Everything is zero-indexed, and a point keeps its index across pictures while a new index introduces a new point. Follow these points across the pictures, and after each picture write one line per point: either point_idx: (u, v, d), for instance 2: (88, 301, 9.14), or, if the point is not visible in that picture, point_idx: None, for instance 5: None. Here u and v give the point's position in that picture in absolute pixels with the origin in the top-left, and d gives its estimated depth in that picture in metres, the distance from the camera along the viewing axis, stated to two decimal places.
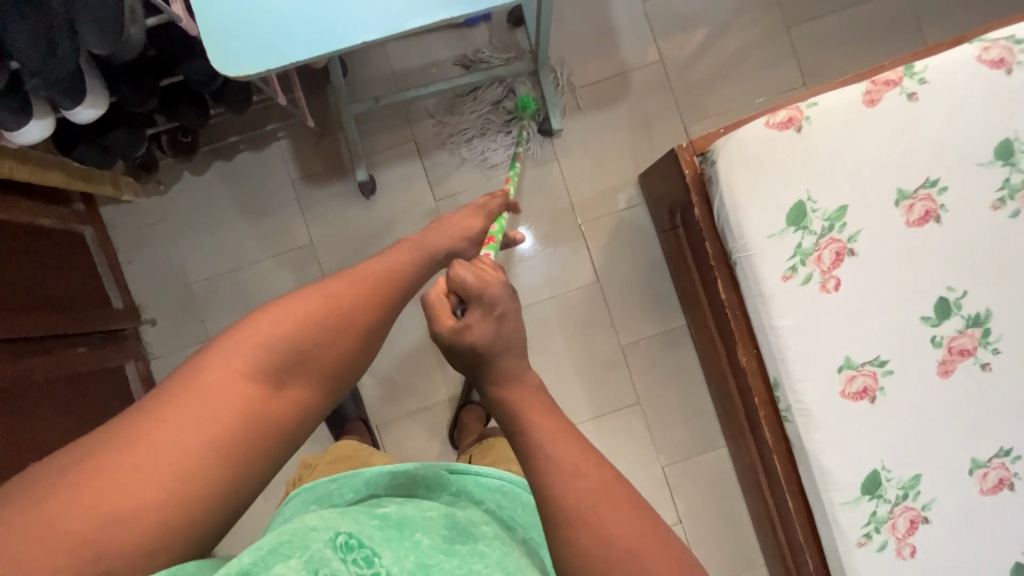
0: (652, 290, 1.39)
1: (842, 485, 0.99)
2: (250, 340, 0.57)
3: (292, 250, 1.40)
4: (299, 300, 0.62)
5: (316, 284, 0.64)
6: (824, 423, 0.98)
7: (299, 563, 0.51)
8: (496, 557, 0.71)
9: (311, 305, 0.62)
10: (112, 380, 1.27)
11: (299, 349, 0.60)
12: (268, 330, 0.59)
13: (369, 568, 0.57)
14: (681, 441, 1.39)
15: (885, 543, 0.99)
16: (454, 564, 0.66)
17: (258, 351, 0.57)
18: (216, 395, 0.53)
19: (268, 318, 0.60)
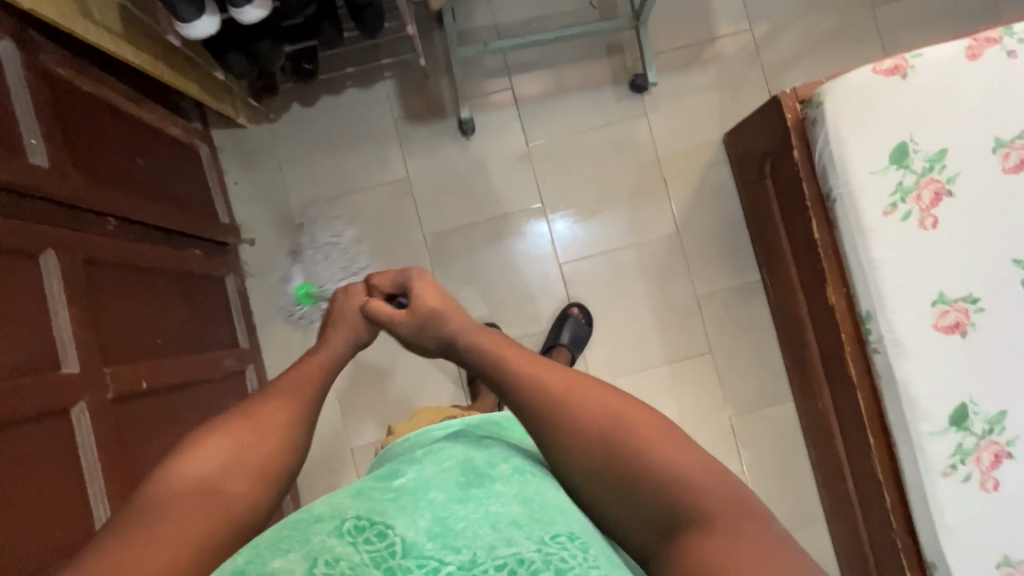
0: (731, 246, 1.45)
1: (930, 415, 1.03)
2: (186, 471, 0.59)
3: (387, 183, 1.47)
4: (239, 415, 0.65)
5: (239, 408, 0.66)
6: (915, 353, 1.03)
7: (297, 555, 0.52)
8: (513, 492, 0.62)
9: (235, 429, 0.63)
10: (217, 288, 1.34)
11: (227, 467, 0.61)
12: (192, 463, 0.60)
13: (382, 542, 0.55)
14: (749, 392, 1.44)
15: (969, 475, 1.03)
16: (470, 511, 0.59)
17: (189, 483, 0.58)
18: (166, 518, 0.54)
19: (191, 451, 0.61)
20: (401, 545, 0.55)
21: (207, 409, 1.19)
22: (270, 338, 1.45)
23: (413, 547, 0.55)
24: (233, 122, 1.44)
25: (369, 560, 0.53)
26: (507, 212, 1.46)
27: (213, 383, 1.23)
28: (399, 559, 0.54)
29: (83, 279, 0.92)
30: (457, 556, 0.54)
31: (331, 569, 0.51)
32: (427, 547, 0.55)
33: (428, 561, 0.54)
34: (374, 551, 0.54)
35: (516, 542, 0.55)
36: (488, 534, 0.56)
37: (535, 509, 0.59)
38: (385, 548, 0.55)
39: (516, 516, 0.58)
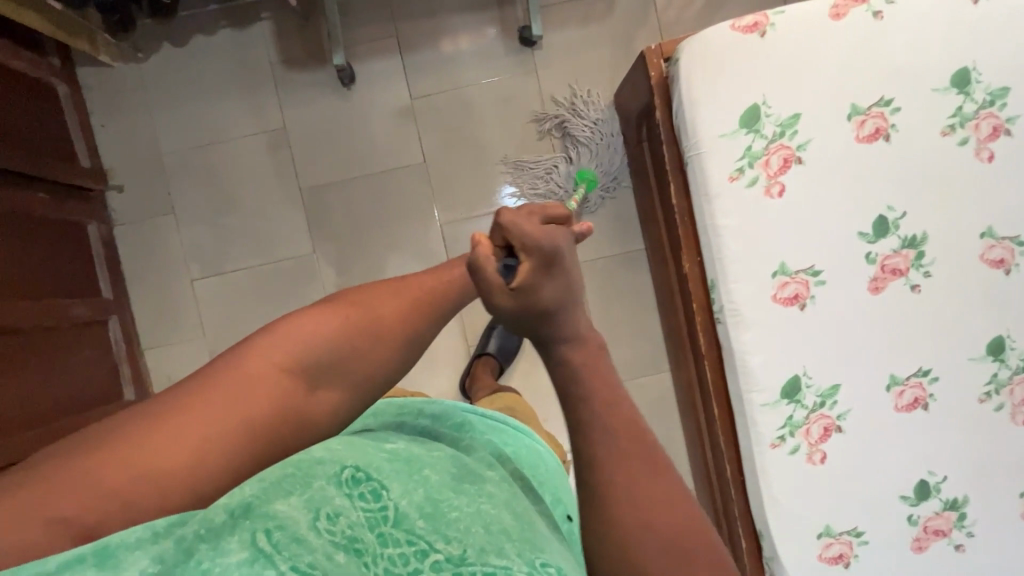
0: (615, 213, 1.42)
1: (763, 387, 1.02)
2: (283, 348, 0.58)
3: (262, 133, 1.40)
4: (303, 317, 0.61)
5: (360, 296, 0.64)
6: (753, 324, 1.01)
7: (299, 500, 0.56)
8: (501, 497, 0.68)
9: (346, 313, 0.61)
10: (73, 234, 1.28)
11: (330, 360, 0.60)
12: (303, 338, 0.59)
13: (376, 503, 0.60)
14: (627, 361, 1.43)
15: (796, 448, 1.02)
16: (461, 502, 0.64)
17: (282, 363, 0.57)
18: (239, 397, 0.55)
19: (305, 324, 0.60)
20: (392, 513, 0.60)
21: (50, 357, 1.16)
22: (140, 289, 1.41)
23: (404, 519, 0.59)
24: (97, 60, 1.36)
25: (365, 520, 0.58)
26: (388, 168, 1.41)
27: (56, 332, 1.19)
28: (390, 527, 0.58)
29: None
30: (446, 546, 0.56)
31: (334, 526, 0.55)
32: (418, 525, 0.59)
33: (419, 541, 0.57)
34: (369, 513, 0.59)
35: (507, 555, 0.56)
36: (479, 535, 0.59)
37: (525, 526, 0.62)
38: (379, 512, 0.59)
39: (507, 526, 0.61)
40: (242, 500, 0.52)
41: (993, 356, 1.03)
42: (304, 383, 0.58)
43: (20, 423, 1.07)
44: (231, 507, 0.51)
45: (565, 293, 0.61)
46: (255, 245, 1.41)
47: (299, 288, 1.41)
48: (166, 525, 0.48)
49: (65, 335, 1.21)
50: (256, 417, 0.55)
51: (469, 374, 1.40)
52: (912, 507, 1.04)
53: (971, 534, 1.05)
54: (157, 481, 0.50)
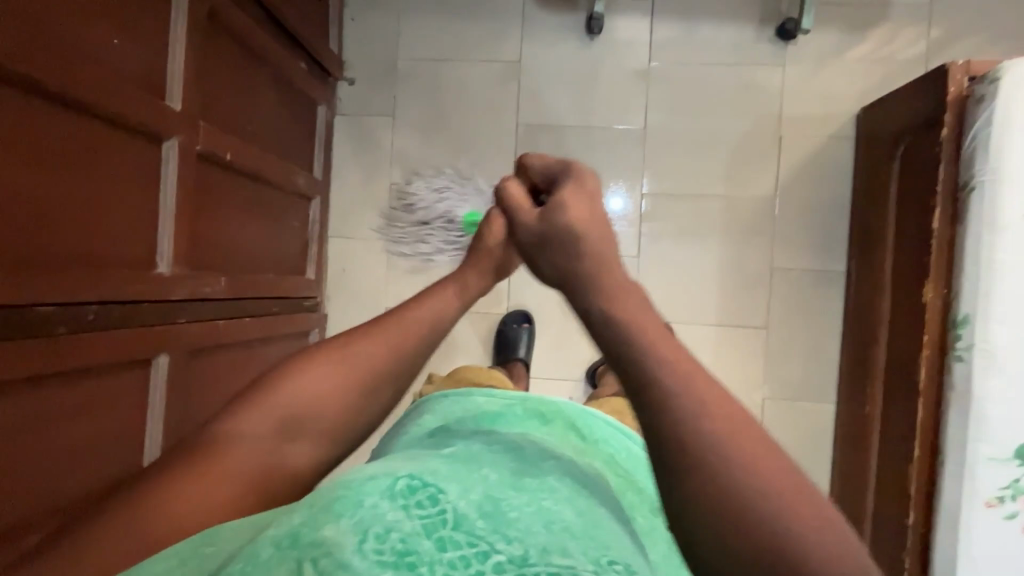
0: (823, 226, 1.35)
1: (996, 440, 0.95)
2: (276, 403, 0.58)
3: (497, 61, 1.42)
4: (303, 369, 0.60)
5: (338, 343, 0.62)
6: (1004, 371, 0.94)
7: (347, 523, 0.47)
8: (566, 493, 0.61)
9: (330, 366, 0.60)
10: (308, 111, 1.34)
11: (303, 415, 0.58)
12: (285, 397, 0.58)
13: (434, 508, 0.51)
14: (792, 380, 1.37)
15: (1015, 514, 0.95)
16: (522, 501, 0.57)
17: (267, 418, 0.57)
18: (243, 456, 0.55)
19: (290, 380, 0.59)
20: (452, 515, 0.51)
21: (271, 213, 1.20)
22: (341, 179, 1.46)
23: (464, 521, 0.50)
24: None
25: (420, 528, 0.48)
26: (608, 125, 1.40)
27: (280, 194, 1.23)
28: (449, 531, 0.49)
29: (203, 30, 0.92)
30: (508, 546, 0.49)
31: (383, 542, 0.45)
32: (477, 525, 0.50)
33: (479, 541, 0.48)
34: (427, 518, 0.50)
35: (571, 554, 0.49)
36: (542, 534, 0.52)
37: (590, 523, 0.56)
38: (437, 515, 0.50)
39: (570, 524, 0.54)
40: (290, 530, 0.46)
41: None
42: (300, 434, 0.58)
43: (245, 267, 1.10)
44: (278, 539, 0.46)
45: None
46: (459, 167, 1.44)
47: None
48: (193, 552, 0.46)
49: (284, 199, 1.25)
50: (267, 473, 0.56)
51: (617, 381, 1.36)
52: None
53: None
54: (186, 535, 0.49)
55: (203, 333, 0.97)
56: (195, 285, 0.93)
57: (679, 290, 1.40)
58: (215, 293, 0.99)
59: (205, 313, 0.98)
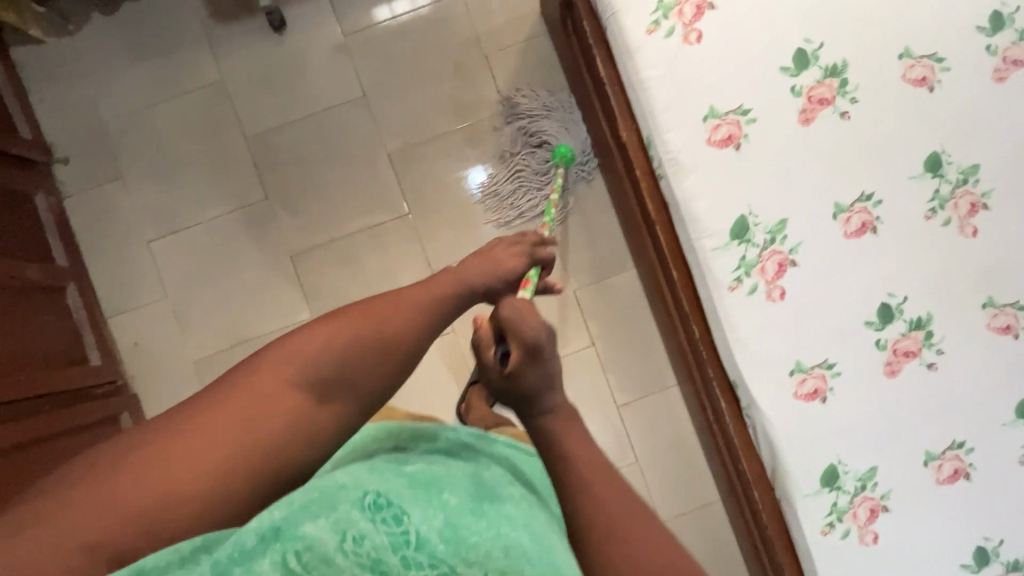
0: (559, 118, 1.41)
1: (712, 231, 1.03)
2: (297, 353, 0.61)
3: (202, 87, 1.42)
4: (310, 329, 0.64)
5: (360, 305, 0.68)
6: (693, 171, 1.02)
7: (326, 522, 0.57)
8: (522, 516, 0.69)
9: (350, 322, 0.65)
10: (20, 202, 1.28)
11: (327, 369, 0.62)
12: (296, 346, 0.62)
13: (398, 527, 0.60)
14: (591, 264, 1.44)
15: (755, 287, 1.03)
16: (481, 525, 0.66)
17: (288, 369, 0.60)
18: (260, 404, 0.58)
19: (301, 335, 0.63)
20: (415, 537, 0.60)
21: (4, 313, 1.13)
22: (97, 258, 1.41)
23: (427, 543, 0.60)
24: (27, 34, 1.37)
25: (388, 543, 0.58)
26: (333, 105, 1.43)
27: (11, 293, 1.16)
28: (412, 551, 0.59)
29: None
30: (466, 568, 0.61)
31: (359, 547, 0.57)
32: (439, 549, 0.61)
33: (441, 565, 0.59)
34: (393, 535, 0.59)
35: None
36: (496, 560, 0.62)
37: (538, 547, 0.65)
38: (401, 536, 0.60)
39: (525, 548, 0.64)
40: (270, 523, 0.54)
41: (931, 173, 1.05)
42: (315, 396, 0.61)
43: None
44: (260, 530, 0.53)
45: (543, 379, 0.67)
46: (210, 200, 1.42)
47: (258, 238, 1.42)
48: (191, 549, 0.50)
49: (20, 296, 1.18)
50: (287, 424, 0.58)
51: (463, 401, 1.35)
52: (878, 332, 1.04)
53: (942, 352, 1.04)
54: (197, 493, 0.52)
55: None
56: None
57: (461, 226, 1.43)
58: None
59: None
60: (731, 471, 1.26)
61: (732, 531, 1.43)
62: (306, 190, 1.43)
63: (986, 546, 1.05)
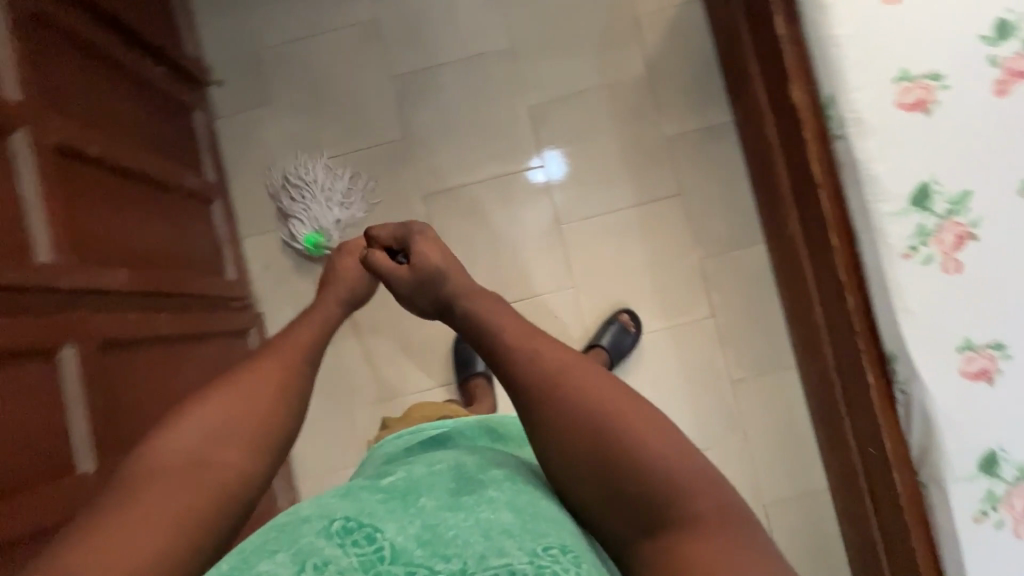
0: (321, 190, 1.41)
1: (891, 195, 1.00)
2: (235, 400, 0.63)
3: (356, 25, 1.46)
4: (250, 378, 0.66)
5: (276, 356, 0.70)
6: (877, 132, 1.00)
7: (285, 556, 0.50)
8: (505, 496, 0.58)
9: (274, 376, 0.67)
10: (182, 116, 1.33)
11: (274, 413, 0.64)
12: (239, 392, 0.64)
13: (369, 546, 0.51)
14: (720, 234, 1.42)
15: (930, 257, 1.00)
16: (461, 518, 0.55)
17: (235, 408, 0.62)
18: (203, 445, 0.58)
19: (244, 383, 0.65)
20: (389, 550, 0.51)
21: (166, 213, 1.18)
22: (238, 179, 1.46)
23: (403, 553, 0.51)
24: None
25: (358, 563, 0.49)
26: (478, 52, 1.45)
27: (173, 196, 1.22)
28: (387, 565, 0.50)
29: (35, 36, 0.94)
30: (446, 564, 0.50)
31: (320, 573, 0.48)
32: (417, 555, 0.51)
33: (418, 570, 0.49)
34: (363, 555, 0.50)
35: (507, 551, 0.51)
36: (480, 543, 0.52)
37: (531, 520, 0.55)
38: (374, 553, 0.50)
39: (508, 525, 0.54)
40: None
41: None
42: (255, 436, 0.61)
43: (149, 261, 1.09)
44: None
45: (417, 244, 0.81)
46: (349, 134, 1.45)
47: (392, 175, 1.45)
48: None
49: (178, 201, 1.23)
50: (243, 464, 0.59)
51: None
52: None
53: None
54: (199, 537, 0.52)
55: (111, 325, 0.95)
56: (86, 276, 0.91)
57: (592, 184, 1.43)
58: (117, 289, 0.97)
59: (106, 307, 0.96)
60: (859, 453, 1.22)
61: (836, 521, 1.39)
62: (443, 134, 1.45)
63: None
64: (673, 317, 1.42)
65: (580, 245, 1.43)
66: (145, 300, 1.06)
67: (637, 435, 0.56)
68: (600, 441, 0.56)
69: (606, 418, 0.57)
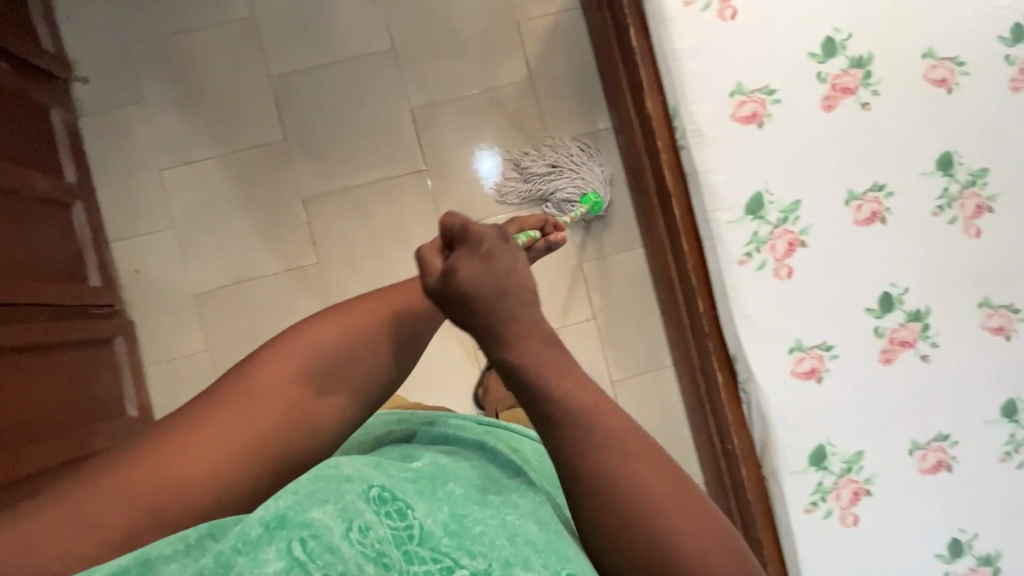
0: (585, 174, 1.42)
1: (728, 204, 1.05)
2: (296, 353, 0.62)
3: (232, 22, 1.41)
4: (286, 342, 0.63)
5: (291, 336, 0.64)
6: (716, 143, 1.05)
7: (333, 508, 0.52)
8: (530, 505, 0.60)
9: (294, 351, 0.62)
10: (37, 114, 1.27)
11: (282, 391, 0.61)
12: (268, 368, 0.61)
13: (403, 522, 0.54)
14: (601, 237, 1.45)
15: (764, 263, 1.05)
16: (487, 514, 0.58)
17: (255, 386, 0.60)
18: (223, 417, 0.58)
19: (282, 348, 0.63)
20: (418, 530, 0.54)
21: (14, 218, 1.12)
22: (106, 180, 1.39)
23: (429, 538, 0.54)
24: None
25: (390, 538, 0.53)
26: (359, 54, 1.43)
27: (23, 199, 1.15)
28: (416, 546, 0.54)
29: None
30: (472, 560, 0.54)
31: (365, 538, 0.51)
32: (444, 542, 0.54)
33: (445, 558, 0.53)
34: (395, 530, 0.54)
35: (531, 565, 0.54)
36: (506, 547, 0.55)
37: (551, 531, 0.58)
38: (404, 531, 0.54)
39: (533, 536, 0.57)
40: (276, 512, 0.50)
41: (942, 170, 1.08)
42: (311, 392, 0.62)
43: None
44: (266, 519, 0.50)
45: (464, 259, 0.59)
46: (227, 135, 1.41)
47: (272, 177, 1.41)
48: (197, 537, 0.51)
49: (29, 205, 1.17)
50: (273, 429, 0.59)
51: (485, 382, 1.41)
52: (877, 319, 1.07)
53: (936, 344, 1.07)
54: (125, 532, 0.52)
55: None
56: None
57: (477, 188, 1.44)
58: None
59: None
60: (720, 448, 1.28)
61: None
62: (326, 136, 1.42)
63: (960, 539, 1.08)
64: (555, 320, 1.45)
65: None
66: None
67: (658, 503, 0.52)
68: (635, 515, 0.51)
69: (661, 505, 0.51)
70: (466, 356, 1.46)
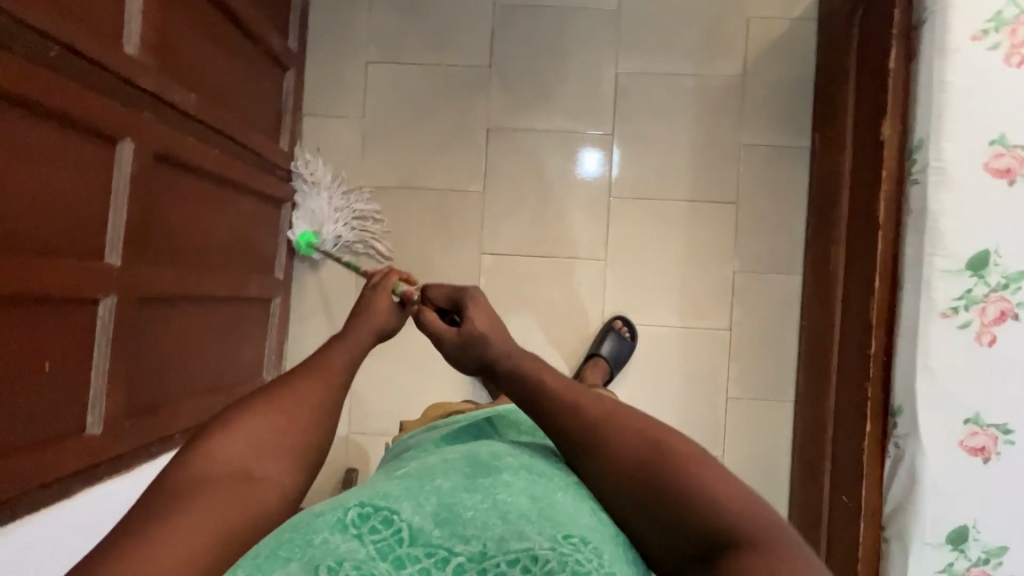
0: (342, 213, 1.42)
1: (950, 252, 1.00)
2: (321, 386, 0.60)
3: None
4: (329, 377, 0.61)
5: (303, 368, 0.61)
6: (956, 187, 1.00)
7: (297, 565, 0.43)
8: (523, 482, 0.54)
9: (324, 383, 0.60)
10: None
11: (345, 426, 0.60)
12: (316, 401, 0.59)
13: (388, 530, 0.47)
14: (762, 254, 1.41)
15: (968, 323, 1.00)
16: (475, 500, 0.51)
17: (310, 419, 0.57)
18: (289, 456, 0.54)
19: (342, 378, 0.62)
20: (407, 531, 0.47)
21: (245, 63, 1.18)
22: (315, 57, 1.46)
23: (420, 534, 0.47)
24: None
25: (374, 552, 0.45)
26: (583, 5, 1.43)
27: (257, 49, 1.22)
28: (405, 548, 0.46)
29: None
30: (467, 545, 0.46)
31: None
32: (435, 534, 0.47)
33: (439, 550, 0.46)
34: (381, 542, 0.46)
35: (527, 537, 0.46)
36: (498, 526, 0.48)
37: (546, 508, 0.51)
38: (392, 536, 0.46)
39: (525, 510, 0.50)
40: None
41: None
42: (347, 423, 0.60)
43: (218, 99, 1.09)
44: None
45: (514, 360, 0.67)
46: (435, 47, 1.45)
47: (467, 97, 1.44)
48: None
49: (258, 55, 1.23)
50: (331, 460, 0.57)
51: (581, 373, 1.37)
52: None
53: None
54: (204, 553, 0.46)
55: (170, 139, 0.95)
56: (162, 82, 0.92)
57: (654, 168, 1.42)
58: (181, 104, 0.97)
59: (170, 121, 0.96)
60: (828, 495, 1.24)
61: None
62: (526, 75, 1.44)
63: None
64: (690, 319, 1.42)
65: (626, 222, 1.43)
66: (205, 132, 1.06)
67: (615, 426, 0.53)
68: (637, 457, 0.50)
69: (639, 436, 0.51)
70: (590, 325, 1.43)
